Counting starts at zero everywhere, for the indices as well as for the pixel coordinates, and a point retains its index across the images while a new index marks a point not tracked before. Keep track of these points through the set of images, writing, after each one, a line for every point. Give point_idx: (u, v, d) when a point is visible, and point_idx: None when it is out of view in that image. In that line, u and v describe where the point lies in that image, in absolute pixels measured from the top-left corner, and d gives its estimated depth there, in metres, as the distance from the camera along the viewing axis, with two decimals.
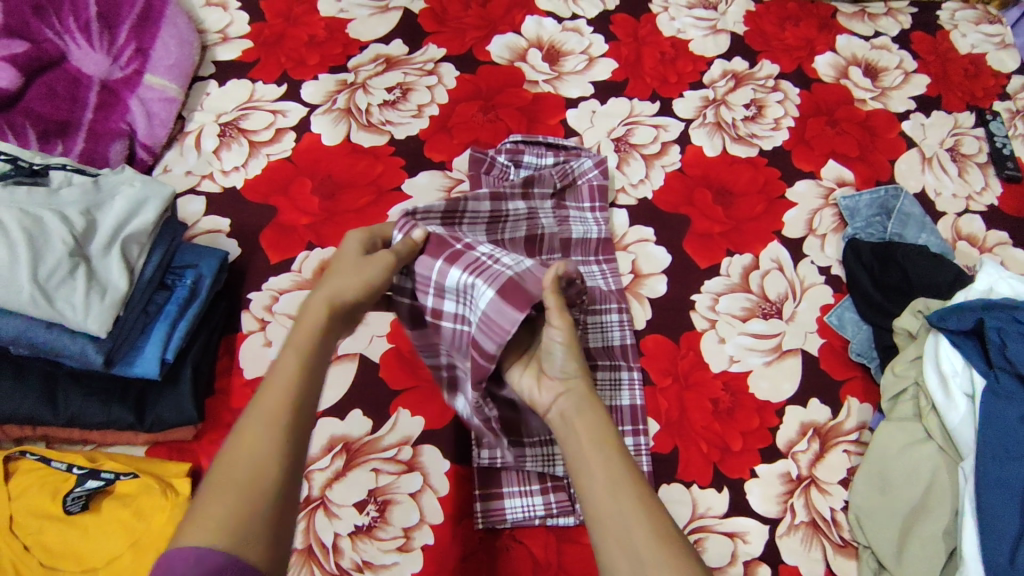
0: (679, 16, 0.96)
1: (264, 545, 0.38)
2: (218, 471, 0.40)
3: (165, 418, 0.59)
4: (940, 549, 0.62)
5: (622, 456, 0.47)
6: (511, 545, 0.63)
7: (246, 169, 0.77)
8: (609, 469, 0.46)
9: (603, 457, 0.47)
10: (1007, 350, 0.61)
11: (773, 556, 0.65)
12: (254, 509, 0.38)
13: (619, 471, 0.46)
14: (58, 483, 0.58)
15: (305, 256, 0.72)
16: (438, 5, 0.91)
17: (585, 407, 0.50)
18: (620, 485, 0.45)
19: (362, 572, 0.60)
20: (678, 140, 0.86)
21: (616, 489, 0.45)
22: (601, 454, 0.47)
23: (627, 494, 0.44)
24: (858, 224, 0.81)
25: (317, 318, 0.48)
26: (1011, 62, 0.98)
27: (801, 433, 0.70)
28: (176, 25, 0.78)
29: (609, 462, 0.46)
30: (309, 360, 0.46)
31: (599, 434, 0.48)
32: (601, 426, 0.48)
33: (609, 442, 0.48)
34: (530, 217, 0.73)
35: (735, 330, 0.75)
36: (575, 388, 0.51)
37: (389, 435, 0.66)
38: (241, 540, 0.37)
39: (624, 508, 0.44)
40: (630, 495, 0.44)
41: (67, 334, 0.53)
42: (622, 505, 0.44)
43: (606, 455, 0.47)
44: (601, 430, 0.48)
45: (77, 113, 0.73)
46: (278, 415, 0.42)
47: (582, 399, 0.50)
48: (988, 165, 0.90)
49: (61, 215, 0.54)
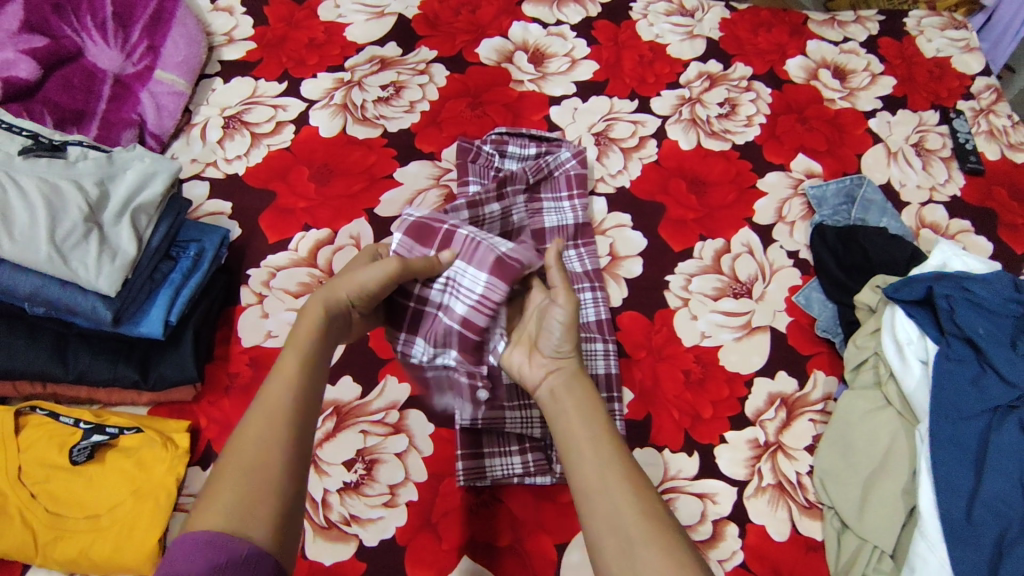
0: (657, 22, 1.02)
1: (266, 529, 0.41)
2: (220, 467, 0.43)
3: (166, 375, 0.64)
4: (899, 507, 0.66)
5: (610, 442, 0.50)
6: (491, 502, 0.66)
7: (248, 157, 0.83)
8: (597, 455, 0.49)
9: (591, 442, 0.50)
10: (955, 315, 0.67)
11: (741, 515, 0.68)
12: (258, 500, 0.41)
13: (606, 457, 0.49)
14: (65, 436, 0.63)
15: (301, 236, 0.78)
16: (431, 12, 0.98)
17: (571, 395, 0.53)
18: (610, 473, 0.48)
19: (350, 525, 0.64)
20: (655, 135, 0.91)
21: (605, 475, 0.48)
22: (590, 440, 0.50)
23: (617, 480, 0.48)
24: (825, 212, 0.85)
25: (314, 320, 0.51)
26: (975, 64, 1.03)
27: (769, 402, 0.74)
28: (185, 25, 0.85)
29: (597, 448, 0.49)
30: (307, 363, 0.48)
31: (586, 420, 0.51)
32: (591, 410, 0.52)
33: (596, 429, 0.51)
34: (504, 217, 0.79)
35: (707, 308, 0.79)
36: (563, 373, 0.55)
37: (377, 400, 0.70)
38: (243, 523, 0.40)
39: (615, 493, 0.47)
40: (620, 480, 0.47)
41: (79, 292, 0.59)
42: (611, 491, 0.47)
43: (592, 440, 0.50)
44: (589, 409, 0.52)
45: (91, 103, 0.79)
46: (281, 409, 0.45)
47: (570, 386, 0.54)
48: (951, 159, 0.94)
49: (77, 185, 0.60)
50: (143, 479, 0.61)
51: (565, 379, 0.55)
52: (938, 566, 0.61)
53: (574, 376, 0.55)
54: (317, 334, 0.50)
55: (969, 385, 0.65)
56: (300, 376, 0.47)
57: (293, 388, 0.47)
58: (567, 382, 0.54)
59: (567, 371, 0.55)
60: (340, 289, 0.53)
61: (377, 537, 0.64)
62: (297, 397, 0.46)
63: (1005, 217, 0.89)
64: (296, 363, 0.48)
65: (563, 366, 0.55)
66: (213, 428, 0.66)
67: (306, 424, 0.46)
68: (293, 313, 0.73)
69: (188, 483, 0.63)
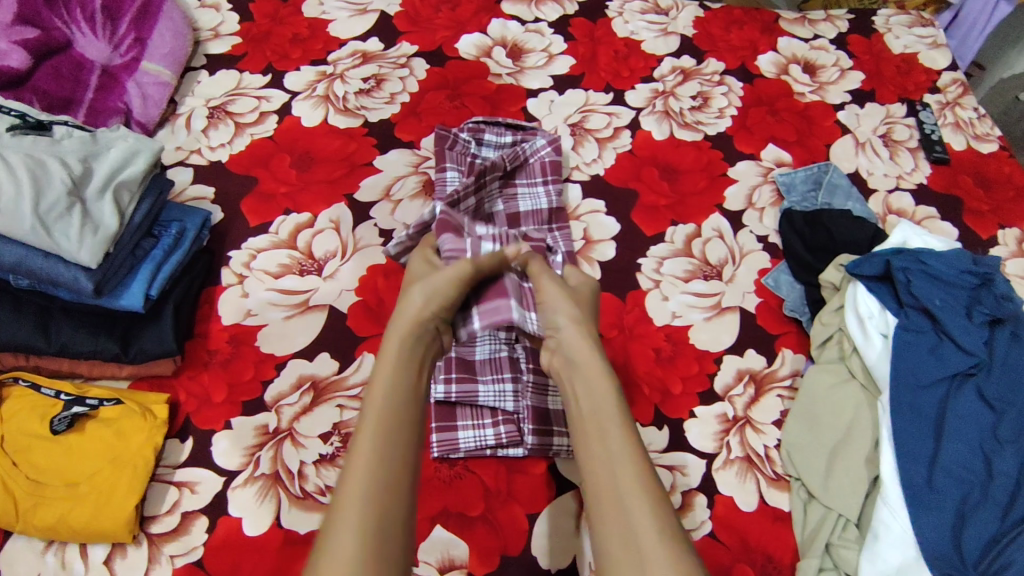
0: (632, 20, 1.05)
1: None
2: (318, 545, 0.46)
3: (147, 349, 0.67)
4: (862, 476, 0.67)
5: (621, 432, 0.53)
6: (463, 474, 0.67)
7: (231, 146, 0.86)
8: (608, 448, 0.52)
9: (602, 434, 0.53)
10: (912, 287, 0.71)
11: (710, 487, 0.69)
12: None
13: (615, 450, 0.52)
14: (47, 408, 0.65)
15: (282, 220, 0.80)
16: (412, 10, 1.01)
17: (588, 376, 0.56)
18: (619, 467, 0.51)
19: (325, 496, 0.64)
20: (629, 126, 0.94)
21: (615, 468, 0.51)
22: (601, 432, 0.53)
23: (627, 473, 0.50)
24: (794, 198, 0.88)
25: (393, 366, 0.55)
26: (942, 60, 1.05)
27: (738, 378, 0.75)
28: (172, 19, 0.88)
29: (608, 441, 0.52)
30: (382, 428, 0.51)
31: (598, 407, 0.54)
32: (600, 398, 0.55)
33: (609, 420, 0.54)
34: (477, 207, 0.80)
35: (678, 289, 0.81)
36: (577, 347, 0.57)
37: (353, 375, 0.70)
38: None
39: (623, 486, 0.50)
40: (627, 473, 0.50)
41: (62, 264, 0.62)
42: (620, 484, 0.50)
43: (603, 431, 0.53)
44: (600, 397, 0.55)
45: (79, 92, 0.81)
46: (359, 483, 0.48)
47: (585, 366, 0.56)
48: (918, 150, 0.96)
49: (62, 161, 0.63)
50: (122, 448, 0.63)
51: (572, 356, 0.58)
52: (901, 531, 0.62)
53: (582, 353, 0.57)
54: (394, 383, 0.53)
55: (928, 354, 0.68)
56: (381, 434, 0.50)
57: (378, 445, 0.50)
58: (573, 358, 0.57)
59: (573, 345, 0.58)
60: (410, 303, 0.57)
61: None
62: (385, 456, 0.50)
63: (971, 204, 0.90)
64: (375, 419, 0.51)
65: (565, 338, 0.58)
66: (193, 402, 0.68)
67: (397, 480, 0.49)
68: (273, 293, 0.75)
69: (166, 454, 0.66)
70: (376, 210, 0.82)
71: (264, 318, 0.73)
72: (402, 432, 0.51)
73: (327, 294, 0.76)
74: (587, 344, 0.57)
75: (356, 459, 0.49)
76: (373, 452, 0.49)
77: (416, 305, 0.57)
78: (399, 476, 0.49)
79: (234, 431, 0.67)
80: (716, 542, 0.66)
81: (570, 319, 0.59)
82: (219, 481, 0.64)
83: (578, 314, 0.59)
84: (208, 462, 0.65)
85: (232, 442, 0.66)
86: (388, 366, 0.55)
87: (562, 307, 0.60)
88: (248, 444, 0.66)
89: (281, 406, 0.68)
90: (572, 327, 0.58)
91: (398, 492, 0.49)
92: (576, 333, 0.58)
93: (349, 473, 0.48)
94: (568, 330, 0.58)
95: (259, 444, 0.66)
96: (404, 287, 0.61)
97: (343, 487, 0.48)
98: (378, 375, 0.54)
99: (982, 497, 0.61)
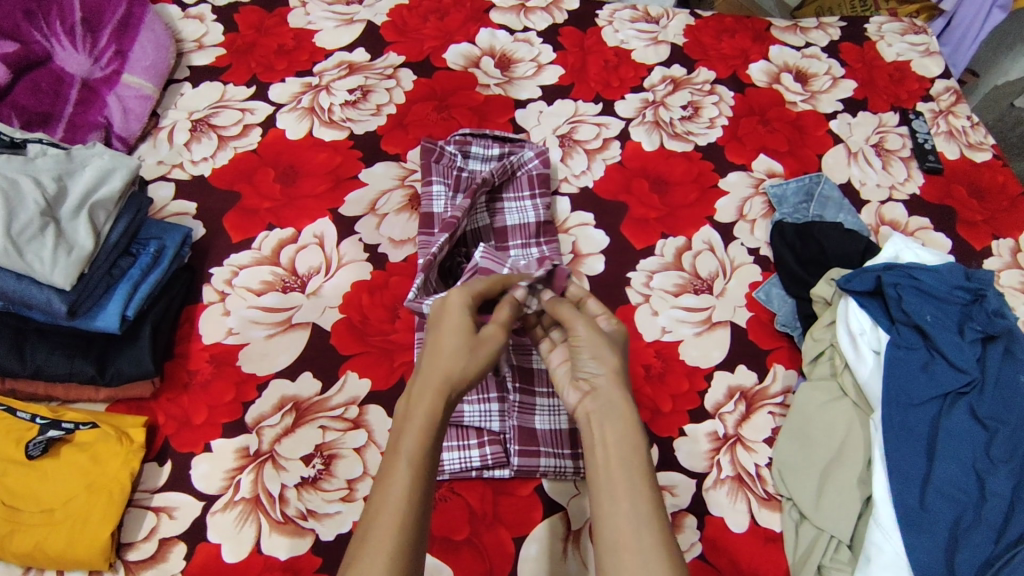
0: (622, 29, 1.04)
1: None
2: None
3: (124, 370, 0.65)
4: (855, 496, 0.66)
5: (646, 486, 0.50)
6: (449, 496, 0.66)
7: (214, 159, 0.85)
8: (634, 503, 0.49)
9: (627, 484, 0.50)
10: (903, 302, 0.70)
11: (700, 507, 0.68)
12: None
13: (640, 504, 0.49)
14: (21, 432, 0.63)
15: (265, 235, 0.79)
16: (400, 19, 1.00)
17: (622, 428, 0.53)
18: (644, 524, 0.48)
19: (306, 520, 0.63)
20: (619, 136, 0.92)
21: (641, 522, 0.48)
22: (629, 485, 0.50)
23: (650, 531, 0.47)
24: (785, 209, 0.87)
25: (430, 409, 0.50)
26: (935, 68, 1.04)
27: (728, 395, 0.74)
28: (154, 31, 0.87)
29: (631, 494, 0.49)
30: (421, 464, 0.48)
31: (626, 458, 0.51)
32: (627, 446, 0.52)
33: (636, 471, 0.51)
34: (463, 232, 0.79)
35: (668, 304, 0.79)
36: (614, 396, 0.55)
37: (337, 395, 0.69)
38: None
39: (645, 541, 0.47)
40: (651, 529, 0.47)
41: (35, 285, 0.61)
42: (643, 540, 0.47)
43: (631, 484, 0.50)
44: (624, 444, 0.52)
45: (59, 106, 0.80)
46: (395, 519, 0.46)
47: (620, 414, 0.54)
48: (911, 159, 0.94)
49: (35, 181, 0.64)
50: (98, 473, 0.62)
51: (607, 402, 0.55)
52: (894, 553, 0.61)
53: (613, 400, 0.55)
54: (429, 436, 0.50)
55: (920, 371, 0.67)
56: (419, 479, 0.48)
57: (406, 502, 0.46)
58: (606, 404, 0.55)
59: (609, 394, 0.55)
60: (455, 363, 0.53)
61: (333, 532, 0.62)
62: (414, 508, 0.47)
63: (964, 214, 0.89)
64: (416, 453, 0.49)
65: (601, 385, 0.56)
66: (172, 424, 0.67)
67: (416, 544, 0.46)
68: (255, 311, 0.74)
69: (144, 478, 0.64)
70: (361, 225, 0.80)
71: (246, 337, 0.72)
72: (426, 493, 0.48)
73: (310, 311, 0.74)
74: (622, 392, 0.55)
75: (385, 517, 0.46)
76: (403, 507, 0.46)
77: (461, 365, 0.53)
78: (419, 540, 0.47)
79: (214, 454, 0.66)
80: (706, 565, 0.65)
81: (610, 364, 0.56)
82: (198, 506, 0.63)
83: (619, 364, 0.57)
84: (187, 486, 0.64)
85: (212, 465, 0.65)
86: (419, 418, 0.50)
87: (605, 353, 0.57)
88: (228, 467, 0.65)
89: (262, 428, 0.67)
90: (612, 374, 0.56)
91: (413, 558, 0.46)
92: (617, 384, 0.55)
93: (376, 532, 0.45)
94: (607, 375, 0.56)
95: (239, 467, 0.65)
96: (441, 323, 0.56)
97: (369, 544, 0.44)
98: (416, 416, 0.50)
99: (975, 518, 0.60)
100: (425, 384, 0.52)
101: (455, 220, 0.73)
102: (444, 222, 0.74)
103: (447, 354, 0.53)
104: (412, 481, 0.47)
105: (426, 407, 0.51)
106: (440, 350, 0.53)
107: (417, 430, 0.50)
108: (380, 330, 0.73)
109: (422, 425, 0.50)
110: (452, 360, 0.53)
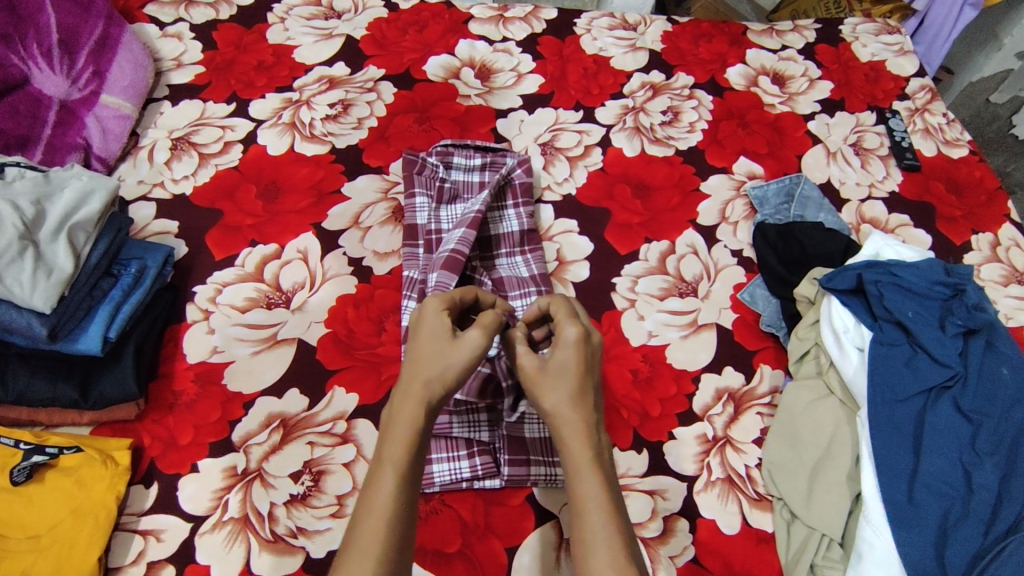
0: (600, 36, 1.05)
1: None
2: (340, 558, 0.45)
3: (108, 393, 0.65)
4: (844, 494, 0.66)
5: (603, 520, 0.49)
6: (440, 509, 0.66)
7: (195, 177, 0.84)
8: (582, 527, 0.49)
9: (583, 508, 0.50)
10: (885, 300, 0.71)
11: (692, 511, 0.68)
12: None
13: (597, 530, 0.48)
14: (4, 458, 0.62)
15: (248, 252, 0.79)
16: (379, 33, 1.01)
17: (573, 460, 0.51)
18: (595, 546, 0.47)
19: (296, 538, 0.62)
20: (600, 143, 0.93)
21: (590, 547, 0.48)
22: (580, 508, 0.50)
23: (599, 552, 0.47)
24: (767, 210, 0.88)
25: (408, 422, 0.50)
26: (909, 66, 1.06)
27: (716, 397, 0.74)
28: (131, 50, 0.88)
29: (586, 527, 0.49)
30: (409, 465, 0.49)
31: (581, 490, 0.50)
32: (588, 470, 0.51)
33: (592, 496, 0.50)
34: None
35: (654, 308, 0.80)
36: (570, 429, 0.52)
37: (324, 410, 0.69)
38: None
39: (593, 562, 0.47)
40: (604, 554, 0.47)
41: (14, 309, 0.61)
42: (592, 561, 0.47)
43: (585, 508, 0.49)
44: (589, 463, 0.51)
45: (36, 129, 0.80)
46: (387, 512, 0.47)
47: (572, 443, 0.52)
48: (889, 157, 0.95)
49: (13, 204, 0.63)
50: (83, 498, 0.62)
51: (567, 431, 0.52)
52: (884, 550, 0.61)
53: (578, 430, 0.52)
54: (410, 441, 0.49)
55: (903, 367, 0.68)
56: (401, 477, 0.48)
57: (396, 506, 0.47)
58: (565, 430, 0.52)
59: (572, 422, 0.53)
60: (445, 368, 0.52)
61: (324, 549, 0.62)
62: (400, 504, 0.47)
63: (943, 210, 0.90)
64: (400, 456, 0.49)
65: (561, 410, 0.53)
66: (158, 445, 0.66)
67: (403, 548, 0.46)
68: (240, 328, 0.74)
69: (130, 501, 0.64)
70: (345, 239, 0.80)
71: (231, 354, 0.72)
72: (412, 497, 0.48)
73: (296, 327, 0.74)
74: (583, 421, 0.53)
75: (367, 530, 0.46)
76: (392, 504, 0.47)
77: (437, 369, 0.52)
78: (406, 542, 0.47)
79: (201, 474, 0.65)
80: (699, 568, 0.65)
81: (569, 384, 0.54)
82: (186, 528, 0.62)
83: (578, 389, 0.54)
84: (175, 508, 0.63)
85: (199, 486, 0.65)
86: (403, 426, 0.50)
87: (555, 381, 0.54)
88: (216, 487, 0.64)
89: (250, 446, 0.67)
90: (567, 407, 0.53)
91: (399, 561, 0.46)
92: (575, 420, 0.52)
93: (362, 531, 0.46)
94: (556, 410, 0.53)
95: (228, 487, 0.64)
96: (426, 335, 0.54)
97: (356, 536, 0.46)
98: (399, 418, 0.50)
99: (964, 511, 0.61)
100: (407, 390, 0.51)
101: (459, 257, 0.72)
102: (447, 260, 0.71)
103: (430, 358, 0.52)
104: (397, 493, 0.47)
105: (411, 411, 0.50)
106: (418, 360, 0.53)
107: (404, 438, 0.49)
108: (367, 343, 0.73)
109: (407, 433, 0.49)
110: (433, 365, 0.52)
